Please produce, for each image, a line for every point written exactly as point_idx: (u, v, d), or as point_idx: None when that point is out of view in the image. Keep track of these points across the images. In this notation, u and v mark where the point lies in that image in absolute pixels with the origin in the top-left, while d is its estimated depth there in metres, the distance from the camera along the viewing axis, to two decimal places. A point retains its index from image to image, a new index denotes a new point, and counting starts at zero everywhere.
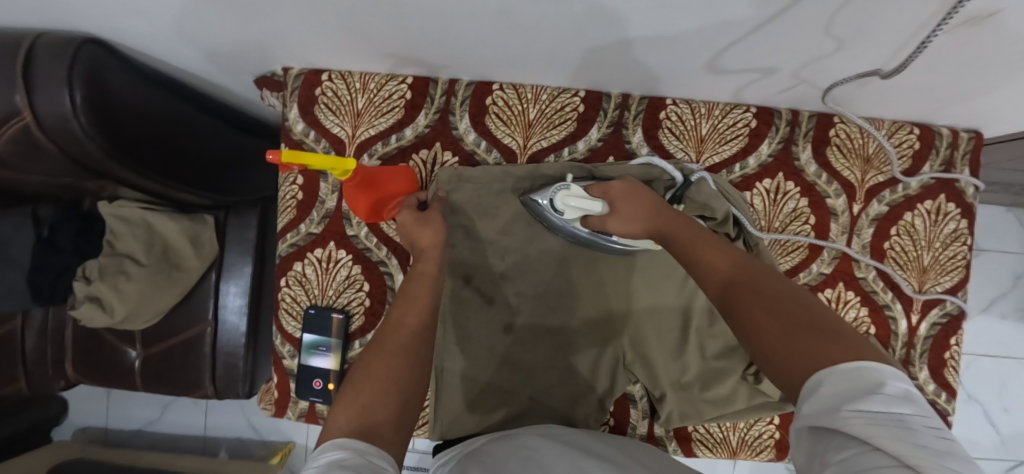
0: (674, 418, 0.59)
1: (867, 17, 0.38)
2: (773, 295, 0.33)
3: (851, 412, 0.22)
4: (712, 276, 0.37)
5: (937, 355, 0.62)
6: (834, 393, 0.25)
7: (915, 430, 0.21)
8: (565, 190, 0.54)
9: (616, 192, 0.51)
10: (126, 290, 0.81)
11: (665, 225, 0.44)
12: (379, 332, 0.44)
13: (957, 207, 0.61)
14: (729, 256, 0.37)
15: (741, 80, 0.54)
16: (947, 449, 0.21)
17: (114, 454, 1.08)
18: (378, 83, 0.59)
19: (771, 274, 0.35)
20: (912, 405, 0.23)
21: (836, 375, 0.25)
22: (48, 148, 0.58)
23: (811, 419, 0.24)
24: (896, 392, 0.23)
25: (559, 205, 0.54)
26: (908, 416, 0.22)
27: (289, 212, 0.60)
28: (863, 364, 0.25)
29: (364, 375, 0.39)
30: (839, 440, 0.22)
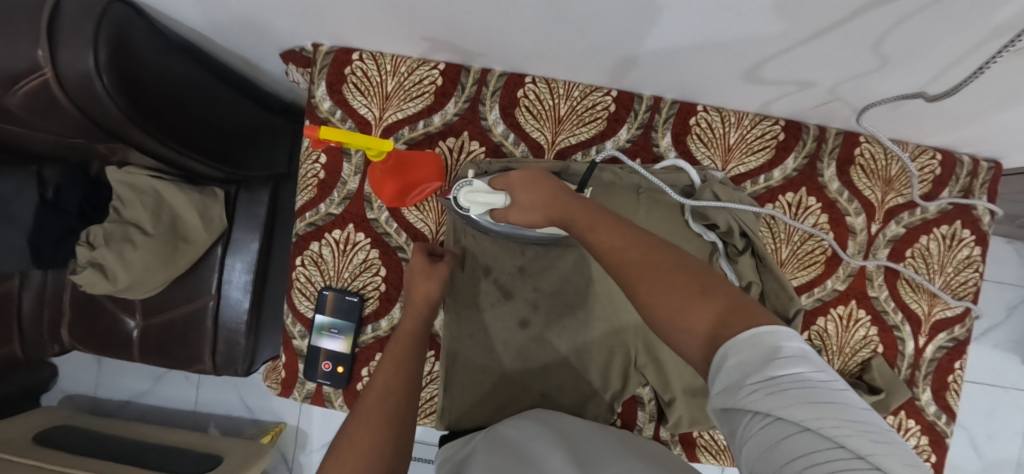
0: (683, 423, 0.59)
1: (919, 39, 0.38)
2: (667, 268, 0.32)
3: (755, 385, 0.23)
4: (609, 257, 0.34)
5: (941, 377, 0.63)
6: (738, 364, 0.25)
7: (812, 387, 0.22)
8: (467, 187, 0.49)
9: (516, 182, 0.48)
10: (131, 259, 0.79)
11: (566, 208, 0.42)
12: (363, 398, 0.48)
13: (972, 234, 0.62)
14: (621, 234, 0.35)
15: (774, 92, 0.54)
16: (837, 395, 0.23)
17: (103, 422, 1.07)
18: (410, 67, 0.58)
19: (660, 245, 0.34)
20: (805, 359, 0.24)
21: (738, 346, 0.25)
22: (66, 106, 0.56)
23: (718, 391, 0.25)
24: (791, 352, 0.24)
25: (463, 203, 0.49)
26: (806, 373, 0.23)
27: (310, 191, 0.59)
28: (757, 331, 0.25)
29: (346, 446, 0.43)
30: (750, 412, 0.23)
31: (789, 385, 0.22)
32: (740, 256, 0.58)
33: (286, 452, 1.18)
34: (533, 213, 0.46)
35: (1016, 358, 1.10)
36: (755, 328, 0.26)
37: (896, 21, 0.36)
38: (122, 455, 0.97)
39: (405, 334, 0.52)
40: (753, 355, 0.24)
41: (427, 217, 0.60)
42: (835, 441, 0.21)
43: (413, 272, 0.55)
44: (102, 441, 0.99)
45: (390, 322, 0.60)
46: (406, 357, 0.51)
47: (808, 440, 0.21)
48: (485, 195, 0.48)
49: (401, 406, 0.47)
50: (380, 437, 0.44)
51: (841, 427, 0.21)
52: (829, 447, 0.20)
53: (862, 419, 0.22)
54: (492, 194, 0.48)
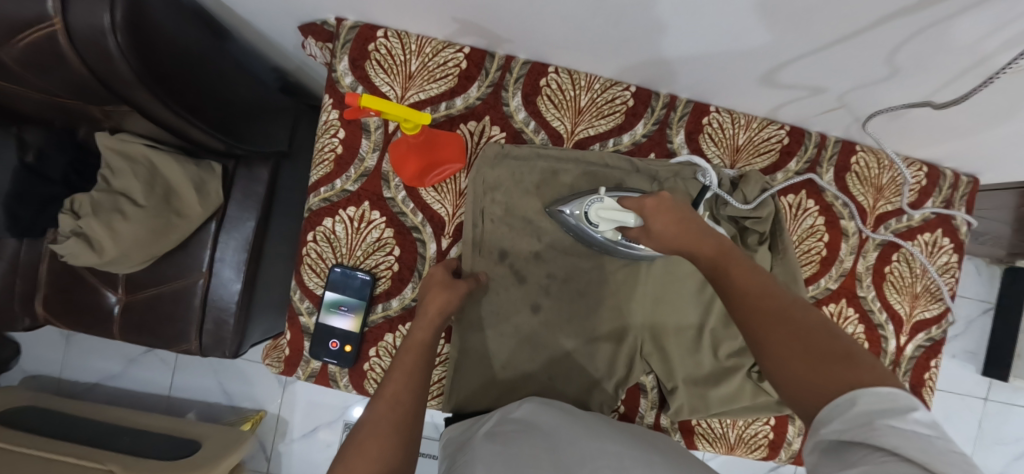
0: (684, 410, 0.61)
1: (930, 52, 0.41)
2: (802, 323, 0.35)
3: (878, 426, 0.26)
4: (741, 299, 0.38)
5: (918, 374, 0.67)
6: (867, 409, 0.28)
7: (939, 446, 0.24)
8: (598, 203, 0.55)
9: (649, 208, 0.50)
10: (120, 230, 0.75)
11: (693, 243, 0.45)
12: (370, 409, 0.46)
13: (951, 242, 0.67)
14: (759, 283, 0.39)
15: (784, 96, 0.56)
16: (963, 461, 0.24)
17: (69, 404, 1.01)
18: (434, 48, 0.59)
19: (798, 303, 0.37)
20: (939, 430, 0.25)
21: (869, 394, 0.28)
22: (71, 61, 0.54)
23: (840, 429, 0.28)
24: (922, 417, 0.26)
25: (594, 218, 0.55)
26: (934, 437, 0.25)
27: (326, 166, 0.58)
28: (891, 391, 0.28)
29: (355, 455, 0.41)
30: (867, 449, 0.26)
31: (914, 436, 0.25)
32: (758, 247, 0.61)
33: (265, 441, 1.14)
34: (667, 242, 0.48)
35: (971, 366, 1.19)
36: (886, 389, 0.28)
37: (914, 33, 0.38)
38: (90, 437, 0.91)
39: (417, 344, 0.51)
40: (884, 405, 0.27)
41: (444, 198, 0.60)
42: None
43: (431, 282, 0.55)
44: (68, 422, 0.93)
45: (401, 302, 0.60)
46: (417, 366, 0.49)
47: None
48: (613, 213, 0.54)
49: (412, 414, 0.45)
50: (391, 449, 0.42)
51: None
52: None
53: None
54: (622, 212, 0.54)
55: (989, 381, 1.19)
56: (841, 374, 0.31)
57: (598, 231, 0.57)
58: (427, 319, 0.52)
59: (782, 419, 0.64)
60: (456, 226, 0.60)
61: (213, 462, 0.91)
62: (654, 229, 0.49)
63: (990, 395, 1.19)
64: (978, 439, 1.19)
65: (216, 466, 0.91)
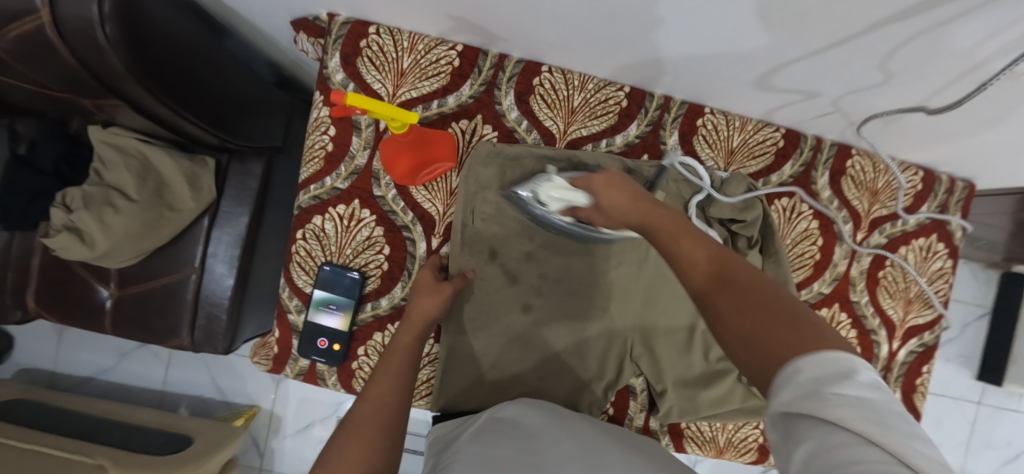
0: (673, 413, 0.61)
1: (925, 58, 0.40)
2: (748, 288, 0.31)
3: (827, 394, 0.23)
4: (686, 268, 0.34)
5: (909, 379, 0.67)
6: (812, 376, 0.24)
7: (884, 412, 0.22)
8: (548, 183, 0.53)
9: (598, 184, 0.45)
10: (112, 223, 0.74)
11: (643, 216, 0.40)
12: (354, 412, 0.45)
13: (945, 247, 0.67)
14: (703, 248, 0.35)
15: (779, 100, 0.56)
16: (910, 427, 0.22)
17: (61, 397, 1.01)
18: (427, 45, 0.58)
19: (743, 263, 0.33)
20: (881, 391, 0.23)
21: (813, 360, 0.25)
22: (61, 54, 0.53)
23: (783, 397, 0.25)
24: (866, 379, 0.23)
25: (543, 197, 0.53)
26: (878, 402, 0.22)
27: (316, 163, 0.58)
28: (835, 354, 0.25)
29: (336, 457, 0.40)
30: (813, 421, 0.23)
31: (860, 404, 0.22)
32: (750, 250, 0.60)
33: (258, 436, 1.14)
34: (618, 218, 0.43)
35: (965, 370, 1.19)
36: (833, 352, 0.25)
37: (908, 38, 0.38)
38: (80, 431, 0.91)
39: (402, 348, 0.51)
40: (830, 370, 0.24)
41: (435, 198, 0.59)
42: (901, 459, 0.20)
43: (418, 285, 0.56)
44: (59, 416, 0.93)
45: (391, 301, 0.59)
46: (401, 371, 0.49)
47: (871, 451, 0.20)
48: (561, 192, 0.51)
49: (396, 417, 0.45)
50: (373, 450, 0.41)
51: (913, 452, 0.20)
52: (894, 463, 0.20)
53: (941, 463, 0.20)
54: (570, 191, 0.50)
55: (983, 386, 1.19)
56: (790, 339, 0.27)
57: (551, 211, 0.54)
58: (411, 326, 0.53)
59: None
60: (446, 226, 0.60)
61: (204, 459, 0.91)
62: (606, 204, 0.44)
63: (984, 400, 1.19)
64: (970, 444, 1.19)
65: (206, 462, 0.91)
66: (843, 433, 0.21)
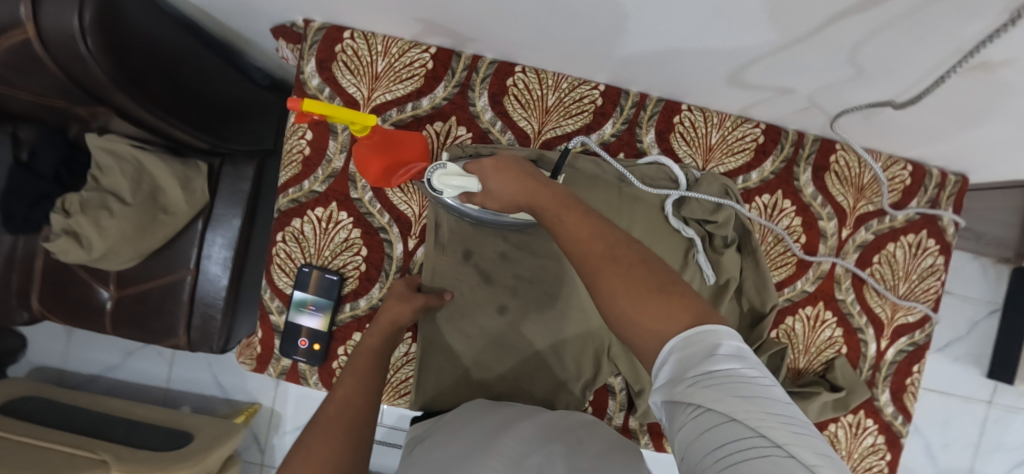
0: (650, 412, 0.61)
1: (889, 50, 0.39)
2: (631, 264, 0.32)
3: (696, 378, 0.26)
4: (573, 246, 0.33)
5: (899, 380, 0.65)
6: (682, 359, 0.27)
7: (742, 381, 0.25)
8: (441, 169, 0.45)
9: (489, 168, 0.41)
10: (108, 227, 0.78)
11: (531, 195, 0.38)
12: (321, 412, 0.46)
13: (936, 244, 0.65)
14: (587, 223, 0.34)
15: (754, 96, 0.55)
16: (764, 391, 0.26)
17: (70, 394, 1.05)
18: (401, 49, 0.58)
19: (621, 237, 0.34)
20: (740, 358, 0.27)
21: (684, 344, 0.28)
22: (48, 66, 0.55)
23: (665, 381, 0.28)
24: (727, 352, 0.27)
25: (436, 185, 0.45)
26: (738, 371, 0.26)
27: (294, 167, 0.59)
28: (702, 333, 0.28)
29: (302, 459, 0.42)
30: (687, 404, 0.26)
31: (724, 380, 0.25)
32: (726, 249, 0.60)
33: (259, 433, 1.17)
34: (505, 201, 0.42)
35: (974, 369, 1.15)
36: (702, 329, 0.28)
37: (868, 30, 0.37)
38: (86, 428, 0.95)
39: (370, 349, 0.53)
40: (697, 351, 0.27)
41: (411, 199, 0.60)
42: (757, 430, 0.24)
43: (392, 294, 0.57)
44: (67, 413, 0.97)
45: (369, 301, 0.60)
46: (368, 373, 0.50)
47: (734, 429, 0.24)
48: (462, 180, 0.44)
49: (361, 419, 0.46)
50: (336, 452, 0.42)
51: (764, 418, 0.24)
52: (752, 436, 0.24)
53: (786, 415, 0.25)
54: (466, 178, 0.44)
55: (994, 385, 1.15)
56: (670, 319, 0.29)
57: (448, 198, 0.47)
58: (378, 330, 0.54)
59: None
60: (422, 227, 0.60)
61: (203, 454, 0.94)
62: (494, 190, 0.42)
63: (995, 399, 1.15)
64: (980, 445, 1.16)
65: (206, 458, 0.94)
66: (711, 414, 0.25)
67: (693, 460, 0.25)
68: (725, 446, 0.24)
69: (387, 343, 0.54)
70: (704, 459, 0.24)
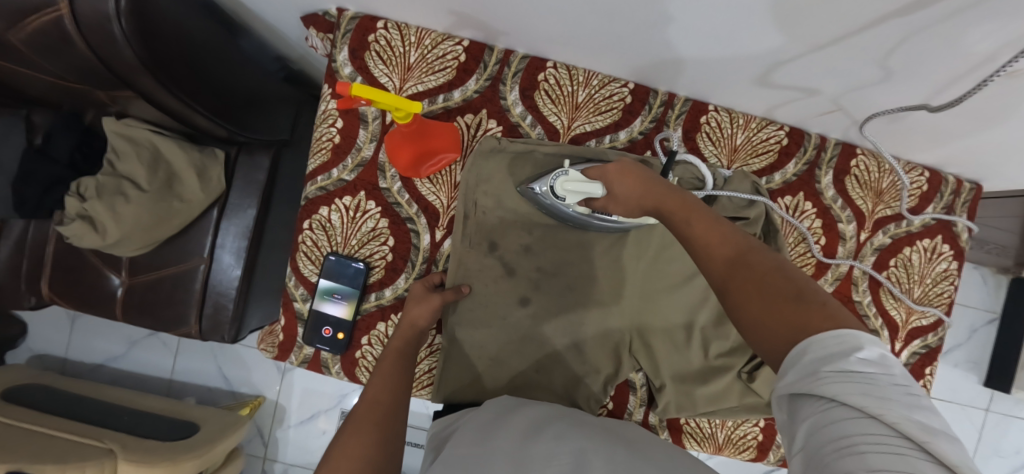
0: (671, 408, 0.61)
1: (927, 55, 0.40)
2: (761, 269, 0.31)
3: (830, 373, 0.23)
4: (702, 249, 0.35)
5: (912, 381, 0.66)
6: (816, 358, 0.25)
7: (881, 383, 0.23)
8: (564, 176, 0.53)
9: (611, 173, 0.48)
10: (123, 212, 0.77)
11: (657, 200, 0.42)
12: (352, 412, 0.48)
13: (950, 249, 0.66)
14: (717, 228, 0.36)
15: (782, 98, 0.56)
16: (908, 397, 0.23)
17: (72, 382, 1.03)
18: (433, 40, 0.59)
19: (755, 244, 0.34)
20: (885, 363, 0.24)
21: (819, 343, 0.25)
22: (77, 45, 0.55)
23: (791, 375, 0.26)
24: (870, 355, 0.24)
25: (560, 191, 0.53)
26: (879, 375, 0.23)
27: (323, 154, 0.59)
28: (840, 331, 0.25)
29: (338, 453, 0.42)
30: (814, 398, 0.24)
31: (862, 378, 0.23)
32: None
33: (262, 426, 1.16)
34: (631, 204, 0.46)
35: (973, 376, 1.17)
36: (836, 329, 0.26)
37: (908, 35, 0.38)
38: (90, 417, 0.93)
39: (395, 350, 0.54)
40: (830, 349, 0.25)
41: (439, 190, 0.60)
42: (896, 429, 0.21)
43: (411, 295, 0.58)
44: (70, 401, 0.96)
45: (394, 291, 0.60)
46: (395, 369, 0.52)
47: (868, 425, 0.22)
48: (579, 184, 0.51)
49: (392, 414, 0.48)
50: (371, 443, 0.44)
51: (904, 422, 0.21)
52: (890, 435, 0.21)
53: (934, 425, 0.22)
54: (588, 183, 0.51)
55: (992, 392, 1.17)
56: (797, 319, 0.28)
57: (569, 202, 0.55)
58: (402, 331, 0.55)
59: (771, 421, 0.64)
60: (450, 218, 0.60)
61: (210, 446, 0.93)
62: (620, 194, 0.47)
63: (992, 406, 1.18)
64: (977, 450, 1.18)
65: (212, 449, 0.93)
66: (841, 408, 0.23)
67: (813, 456, 0.23)
68: (850, 437, 0.21)
69: (410, 344, 0.56)
70: (820, 449, 0.22)
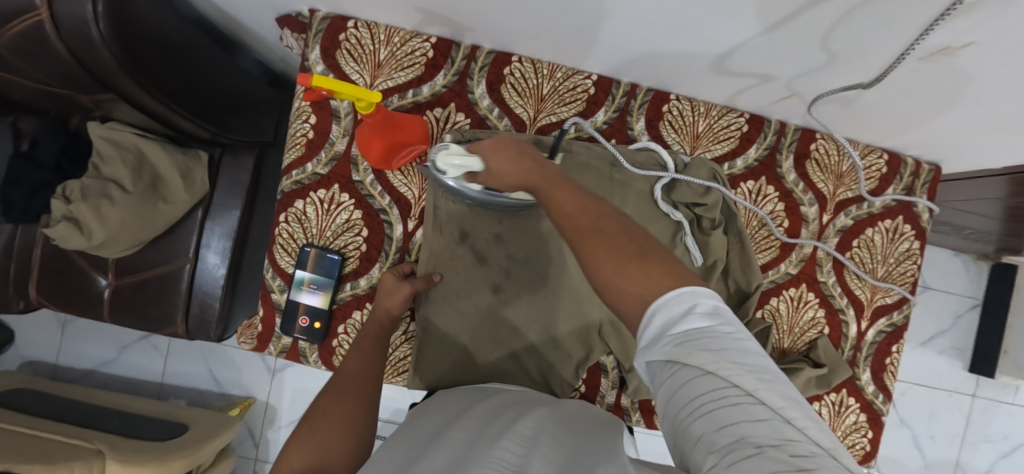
0: (641, 390, 0.63)
1: (861, 36, 0.42)
2: (613, 233, 0.32)
3: (673, 338, 0.26)
4: (561, 217, 0.35)
5: (879, 359, 0.68)
6: (662, 321, 0.28)
7: (719, 336, 0.26)
8: (445, 150, 0.47)
9: (487, 147, 0.44)
10: (107, 214, 0.79)
11: (526, 177, 0.40)
12: (332, 381, 0.51)
13: (912, 229, 0.68)
14: (576, 198, 0.35)
15: (738, 84, 0.58)
16: (738, 345, 0.26)
17: (63, 387, 1.04)
18: (402, 38, 0.61)
19: (607, 211, 0.34)
20: (716, 315, 0.27)
21: (665, 305, 0.28)
22: (58, 49, 0.57)
23: (644, 343, 0.28)
24: (703, 309, 0.27)
25: (440, 165, 0.47)
26: (715, 327, 0.26)
27: (298, 149, 0.61)
28: (679, 289, 0.28)
29: (319, 418, 0.46)
30: (667, 363, 0.27)
31: (697, 337, 0.26)
32: (713, 231, 0.63)
33: (253, 427, 1.17)
34: (507, 181, 0.42)
35: (957, 363, 1.19)
36: (677, 288, 0.29)
37: (838, 17, 0.40)
38: (80, 419, 0.94)
39: (371, 334, 0.56)
40: (674, 311, 0.28)
41: (411, 182, 0.62)
42: (730, 380, 0.24)
43: (383, 289, 0.58)
44: (61, 404, 0.97)
45: (369, 281, 0.62)
46: (373, 350, 0.54)
47: (708, 381, 0.25)
48: (461, 158, 0.46)
49: (373, 384, 0.51)
50: (350, 409, 0.47)
51: (740, 371, 0.24)
52: (724, 387, 0.24)
53: (759, 367, 0.25)
54: (468, 156, 0.46)
55: (977, 377, 1.19)
56: (648, 281, 0.29)
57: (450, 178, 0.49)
58: (377, 317, 0.58)
59: None
60: (421, 209, 0.62)
61: (199, 445, 0.94)
62: (494, 170, 0.43)
63: (978, 392, 1.19)
64: (965, 437, 1.19)
65: (201, 448, 0.94)
66: (686, 369, 0.25)
67: (675, 417, 0.26)
68: (698, 398, 0.25)
69: (386, 329, 0.58)
70: (679, 412, 0.26)
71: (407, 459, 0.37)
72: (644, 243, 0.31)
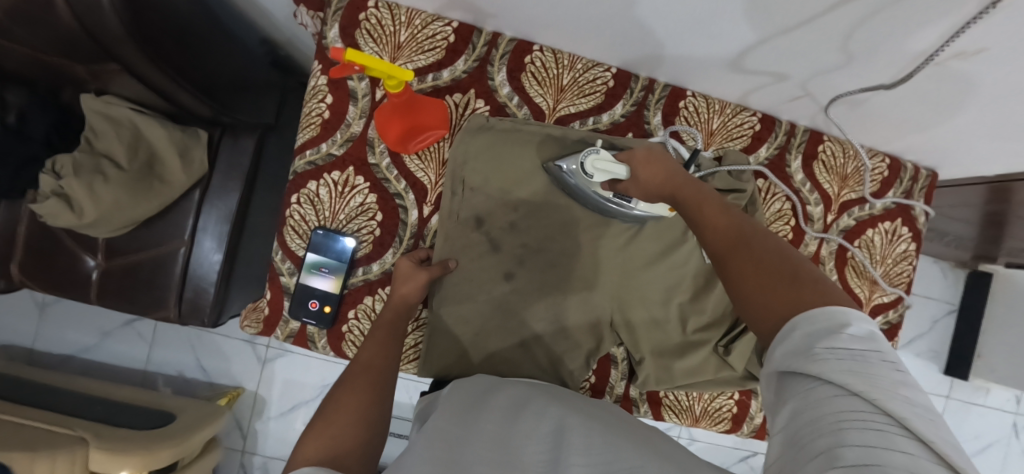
0: (650, 381, 0.64)
1: (882, 39, 0.43)
2: (764, 254, 0.36)
3: (819, 353, 0.27)
4: (711, 232, 0.40)
5: None
6: (804, 335, 0.29)
7: (873, 363, 0.26)
8: (594, 155, 0.55)
9: (638, 159, 0.51)
10: (101, 193, 0.75)
11: (674, 190, 0.46)
12: (346, 374, 0.49)
13: (909, 231, 0.71)
14: (730, 217, 0.40)
15: (753, 83, 0.59)
16: (893, 376, 0.25)
17: (40, 373, 0.99)
18: (423, 21, 0.60)
19: (760, 233, 0.38)
20: (871, 342, 0.27)
21: (810, 320, 0.29)
22: (57, 12, 0.54)
23: (783, 354, 0.29)
24: (857, 333, 0.27)
25: (588, 168, 0.55)
26: (867, 351, 0.26)
27: (313, 129, 0.59)
28: (829, 309, 0.29)
29: (333, 409, 0.44)
30: (807, 377, 0.27)
31: (847, 358, 0.26)
32: None
33: (241, 419, 1.14)
34: (651, 190, 0.50)
35: (934, 365, 1.24)
36: (826, 307, 0.29)
37: (860, 20, 0.41)
38: (60, 407, 0.90)
39: (386, 322, 0.56)
40: (821, 327, 0.28)
41: (427, 167, 0.62)
42: (877, 405, 0.24)
43: (398, 272, 0.58)
44: (38, 391, 0.93)
45: (382, 266, 0.61)
46: (387, 339, 0.54)
47: (851, 401, 0.24)
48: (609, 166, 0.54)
49: (385, 378, 0.49)
50: (363, 401, 0.45)
51: (890, 399, 0.24)
52: (869, 410, 0.24)
53: (917, 403, 0.24)
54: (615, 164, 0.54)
55: (952, 380, 1.24)
56: (791, 296, 0.32)
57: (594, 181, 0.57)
58: (392, 304, 0.57)
59: (745, 395, 0.67)
60: (437, 195, 0.62)
61: (186, 435, 0.91)
62: (641, 179, 0.50)
63: (952, 393, 1.24)
64: None
65: (189, 438, 0.91)
66: (827, 386, 0.26)
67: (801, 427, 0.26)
68: (833, 412, 0.24)
69: (400, 317, 0.57)
70: (804, 420, 0.26)
71: (432, 454, 0.36)
72: (799, 266, 0.34)
